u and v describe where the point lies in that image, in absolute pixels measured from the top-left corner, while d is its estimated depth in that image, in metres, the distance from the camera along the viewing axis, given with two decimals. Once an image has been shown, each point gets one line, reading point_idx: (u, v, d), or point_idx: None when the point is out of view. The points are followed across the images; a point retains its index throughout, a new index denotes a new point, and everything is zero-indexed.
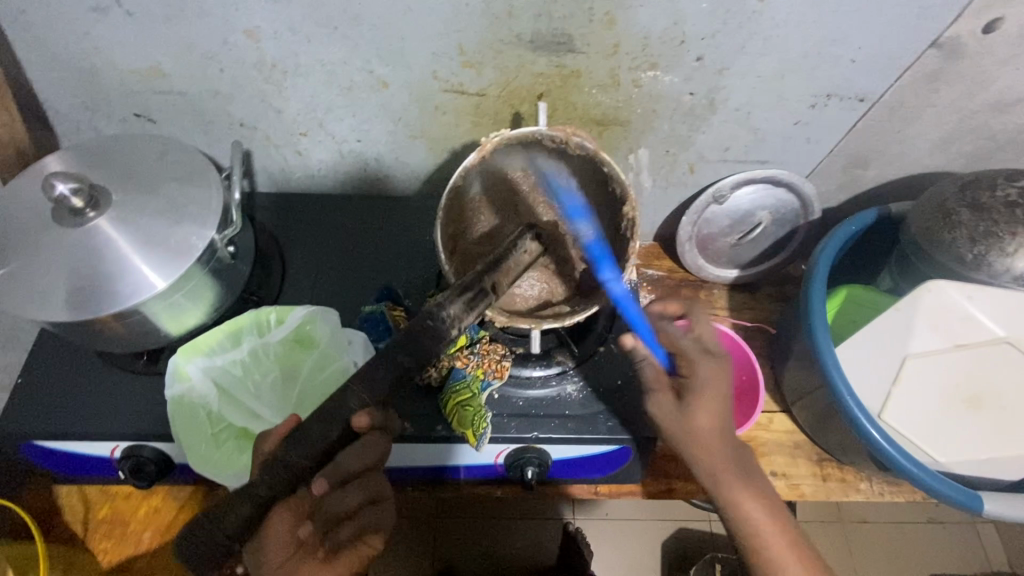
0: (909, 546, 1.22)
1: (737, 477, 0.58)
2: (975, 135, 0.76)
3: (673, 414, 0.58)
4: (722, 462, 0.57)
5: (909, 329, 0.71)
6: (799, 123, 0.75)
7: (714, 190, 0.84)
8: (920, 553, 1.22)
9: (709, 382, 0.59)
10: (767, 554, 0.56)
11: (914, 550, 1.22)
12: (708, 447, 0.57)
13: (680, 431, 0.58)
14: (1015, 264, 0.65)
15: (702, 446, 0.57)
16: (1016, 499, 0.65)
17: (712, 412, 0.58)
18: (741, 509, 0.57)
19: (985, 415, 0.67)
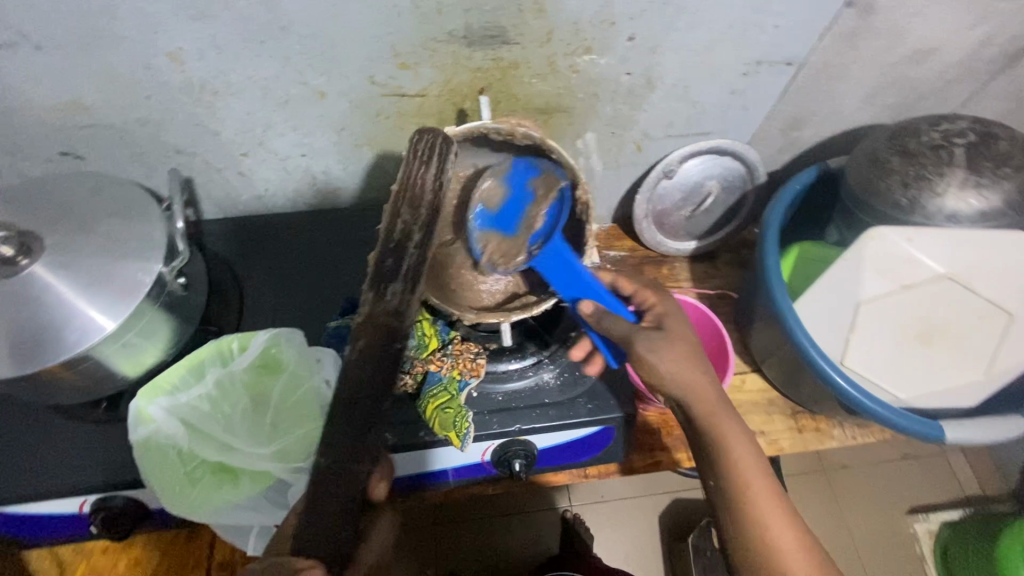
0: (886, 483, 1.30)
1: (730, 417, 0.59)
2: (898, 86, 0.80)
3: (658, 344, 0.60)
4: (697, 382, 0.59)
5: (859, 278, 0.73)
6: (735, 92, 0.77)
7: (664, 165, 0.86)
8: (898, 489, 1.30)
9: (675, 316, 0.64)
10: (751, 499, 0.56)
11: (892, 486, 1.30)
12: (689, 375, 0.59)
13: (669, 362, 0.59)
14: (945, 203, 0.68)
15: (677, 372, 0.59)
16: (974, 423, 0.69)
17: (677, 343, 0.61)
18: (731, 443, 0.58)
19: (934, 346, 0.71)
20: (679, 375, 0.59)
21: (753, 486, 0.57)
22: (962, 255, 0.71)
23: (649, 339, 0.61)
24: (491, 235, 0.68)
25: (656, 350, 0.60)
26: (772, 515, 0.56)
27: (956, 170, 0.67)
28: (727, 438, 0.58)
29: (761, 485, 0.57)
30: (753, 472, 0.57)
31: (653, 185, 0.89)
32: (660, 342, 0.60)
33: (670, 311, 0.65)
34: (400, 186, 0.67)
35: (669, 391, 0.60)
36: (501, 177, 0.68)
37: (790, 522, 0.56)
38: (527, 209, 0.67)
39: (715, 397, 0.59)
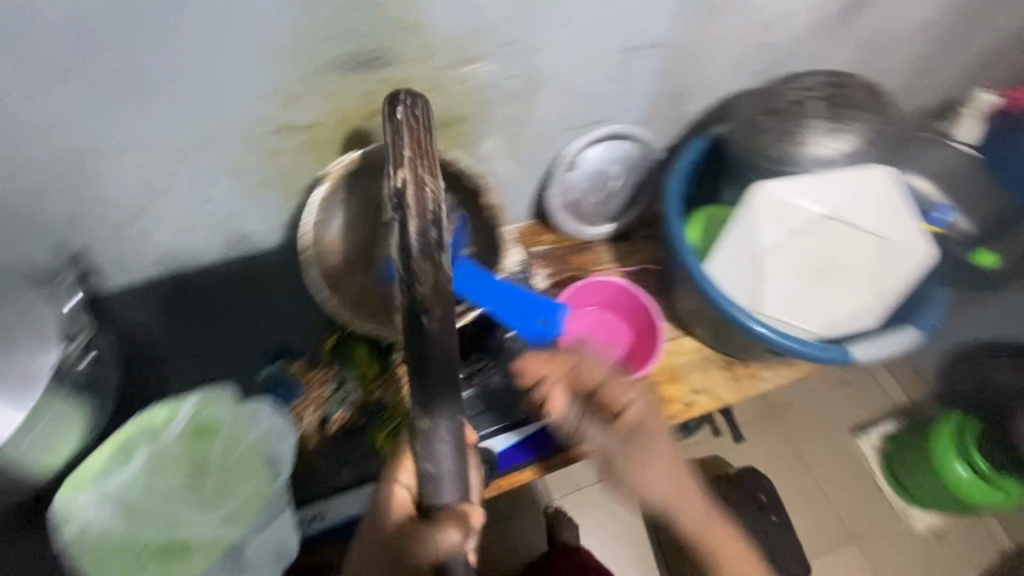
0: (824, 410, 1.42)
1: (705, 509, 0.67)
2: (757, 53, 0.88)
3: (633, 467, 0.65)
4: (677, 492, 0.66)
5: (756, 231, 0.78)
6: (615, 80, 0.82)
7: (564, 158, 0.91)
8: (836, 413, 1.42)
9: (649, 418, 0.67)
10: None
11: (830, 412, 1.42)
12: (670, 489, 0.66)
13: (650, 483, 0.65)
14: (810, 152, 0.76)
15: (659, 488, 0.65)
16: (878, 339, 0.76)
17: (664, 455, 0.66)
18: (708, 534, 0.67)
19: (828, 280, 0.77)
20: (661, 490, 0.65)
21: (734, 566, 0.66)
22: (836, 195, 0.77)
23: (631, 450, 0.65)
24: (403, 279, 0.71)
25: (635, 474, 0.65)
26: None
27: (815, 120, 0.75)
28: (708, 534, 0.67)
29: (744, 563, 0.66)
30: (734, 552, 0.67)
31: (559, 177, 0.93)
32: (641, 465, 0.65)
33: (644, 417, 0.66)
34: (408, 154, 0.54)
35: (654, 502, 0.67)
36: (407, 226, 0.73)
37: None
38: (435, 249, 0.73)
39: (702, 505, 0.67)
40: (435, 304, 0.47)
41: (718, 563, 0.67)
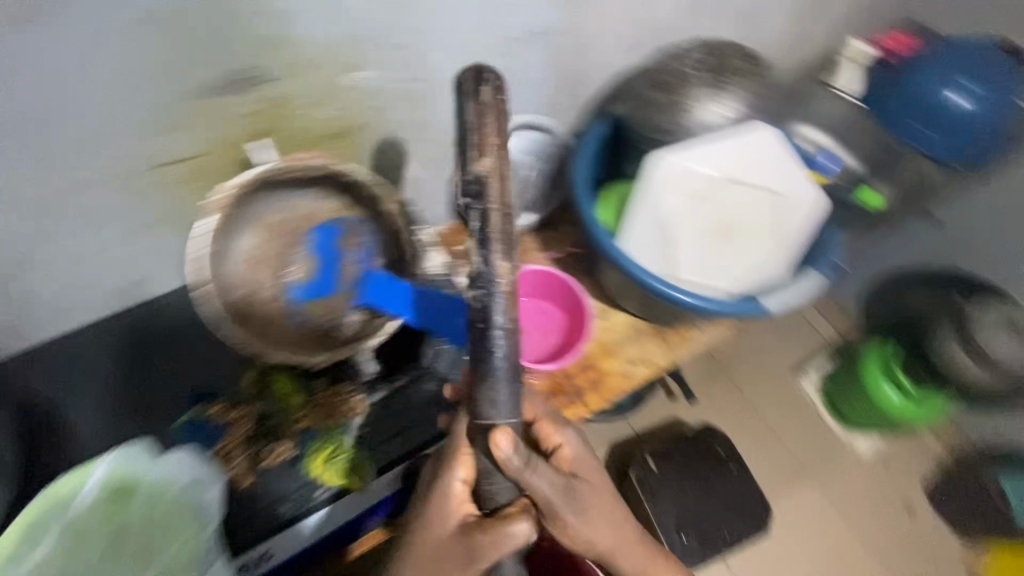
0: (764, 357, 1.51)
1: (645, 550, 0.69)
2: (644, 31, 0.90)
3: (577, 519, 0.61)
4: (617, 537, 0.65)
5: (659, 201, 0.79)
6: (508, 69, 0.82)
7: (471, 152, 0.91)
8: (775, 358, 1.51)
9: (584, 464, 0.64)
10: None
11: (769, 358, 1.51)
12: (613, 534, 0.65)
13: (591, 532, 0.62)
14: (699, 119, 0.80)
15: (600, 537, 0.64)
16: (783, 288, 0.81)
17: (604, 519, 0.63)
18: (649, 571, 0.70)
19: (732, 237, 0.81)
20: (602, 536, 0.64)
21: None
22: (732, 156, 0.78)
23: (575, 517, 0.60)
24: (315, 301, 0.75)
25: (577, 525, 0.61)
26: None
27: (696, 89, 0.79)
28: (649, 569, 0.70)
29: None
30: None
31: (470, 172, 0.94)
32: (582, 517, 0.61)
33: (579, 459, 0.63)
34: (492, 143, 0.56)
35: (596, 553, 0.65)
36: (309, 248, 0.74)
37: None
38: (340, 267, 0.75)
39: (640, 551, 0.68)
40: (498, 318, 0.52)
41: None
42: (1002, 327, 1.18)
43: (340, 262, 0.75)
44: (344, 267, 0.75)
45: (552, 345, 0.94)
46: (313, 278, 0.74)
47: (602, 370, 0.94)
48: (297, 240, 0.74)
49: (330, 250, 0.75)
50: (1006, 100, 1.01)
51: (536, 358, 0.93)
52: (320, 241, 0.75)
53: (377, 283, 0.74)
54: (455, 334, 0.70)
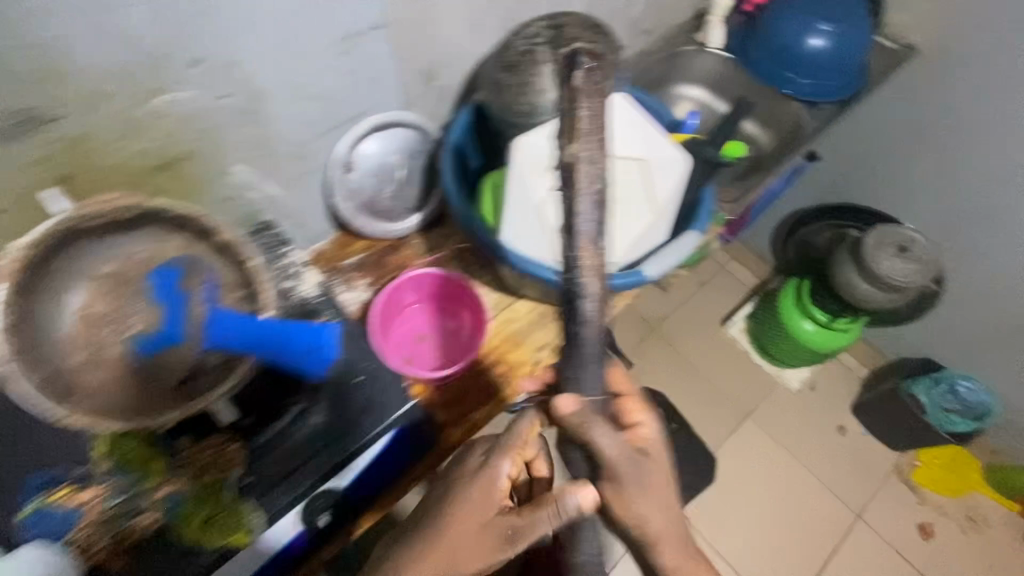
0: (696, 307, 1.99)
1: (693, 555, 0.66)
2: (488, 11, 0.87)
3: (631, 494, 0.61)
4: (666, 531, 0.63)
5: (528, 185, 0.77)
6: (349, 70, 0.77)
7: (336, 161, 0.88)
8: (704, 310, 1.99)
9: (655, 446, 0.64)
10: None
11: (701, 312, 1.99)
12: (664, 526, 0.63)
13: (644, 515, 0.62)
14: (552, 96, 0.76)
15: (652, 520, 0.62)
16: (665, 251, 0.81)
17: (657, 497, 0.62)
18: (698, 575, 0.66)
19: (610, 210, 0.79)
20: (653, 519, 0.62)
21: None
22: (591, 131, 0.77)
23: (635, 493, 0.61)
24: (160, 357, 0.64)
25: (632, 502, 0.61)
26: None
27: (544, 66, 0.75)
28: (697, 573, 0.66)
29: None
30: None
31: (341, 182, 0.90)
32: (642, 493, 0.61)
33: (653, 433, 0.65)
34: (582, 129, 0.51)
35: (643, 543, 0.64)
36: (148, 296, 0.64)
37: None
38: (186, 312, 0.64)
39: (680, 542, 0.65)
40: (589, 301, 0.54)
41: None
42: (893, 254, 1.51)
43: (185, 307, 0.65)
44: (191, 312, 0.65)
45: (457, 343, 0.93)
46: (154, 330, 0.64)
47: (512, 361, 0.92)
48: (132, 289, 0.63)
49: (172, 293, 0.64)
50: (850, 36, 1.27)
51: (443, 358, 0.92)
52: (161, 286, 0.64)
53: (233, 322, 0.66)
54: (316, 364, 0.73)
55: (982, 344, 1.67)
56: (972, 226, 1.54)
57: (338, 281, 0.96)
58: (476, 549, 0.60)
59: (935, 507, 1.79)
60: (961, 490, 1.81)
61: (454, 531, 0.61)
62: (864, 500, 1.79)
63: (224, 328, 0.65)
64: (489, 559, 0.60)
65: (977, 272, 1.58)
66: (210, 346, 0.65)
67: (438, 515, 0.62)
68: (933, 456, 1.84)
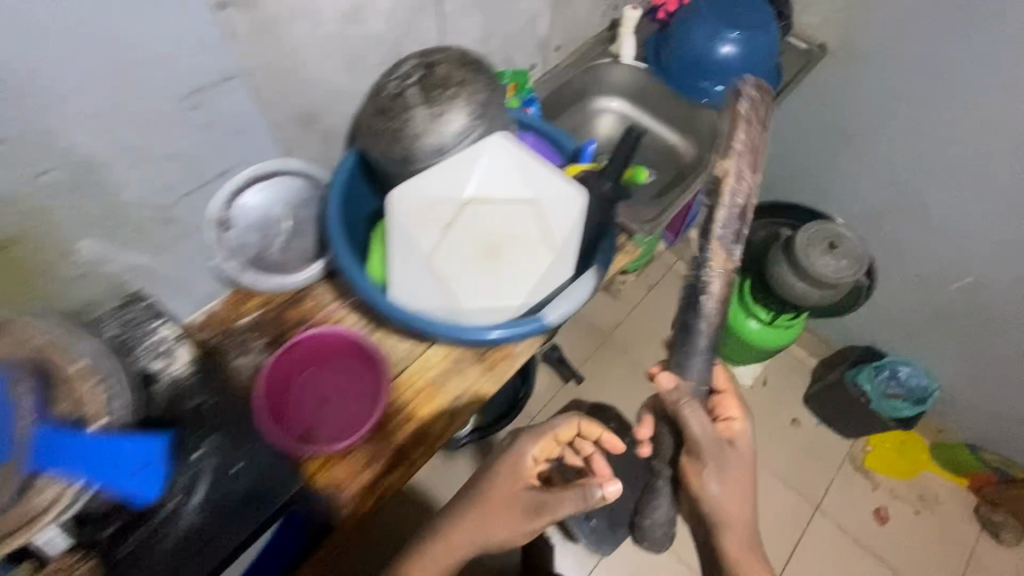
0: (650, 315, 1.94)
1: (749, 550, 0.77)
2: (366, 47, 0.80)
3: (716, 474, 0.76)
4: (741, 501, 0.77)
5: (412, 239, 0.72)
6: (205, 125, 0.69)
7: (211, 221, 0.81)
8: (657, 317, 1.94)
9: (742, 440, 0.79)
10: None
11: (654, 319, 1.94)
12: (737, 512, 0.76)
13: (728, 493, 0.75)
14: (429, 139, 0.70)
15: (726, 507, 0.76)
16: (565, 295, 0.78)
17: (727, 478, 0.76)
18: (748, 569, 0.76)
19: (505, 255, 0.75)
20: (733, 505, 0.76)
21: None
22: (474, 176, 0.71)
23: (714, 471, 0.76)
24: None
25: (713, 479, 0.76)
26: None
27: (416, 109, 0.69)
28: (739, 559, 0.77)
29: None
30: None
31: (219, 240, 0.83)
32: (717, 476, 0.76)
33: (742, 433, 0.80)
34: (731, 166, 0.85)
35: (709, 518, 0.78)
36: None
37: None
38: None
39: (742, 528, 0.77)
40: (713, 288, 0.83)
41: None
42: (824, 251, 1.52)
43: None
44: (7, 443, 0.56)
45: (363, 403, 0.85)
46: None
47: (424, 417, 0.86)
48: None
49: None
50: (761, 41, 1.25)
51: (342, 425, 0.83)
52: None
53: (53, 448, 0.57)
54: (151, 485, 0.63)
55: (920, 330, 1.67)
56: (900, 216, 1.54)
57: (233, 343, 0.89)
58: (508, 515, 0.74)
59: (889, 491, 1.80)
60: (911, 471, 1.83)
61: (490, 503, 0.75)
62: (822, 492, 1.78)
63: (45, 451, 0.56)
64: (518, 525, 0.74)
65: (908, 259, 1.58)
66: (33, 472, 0.55)
67: (473, 491, 0.78)
68: (883, 440, 1.85)
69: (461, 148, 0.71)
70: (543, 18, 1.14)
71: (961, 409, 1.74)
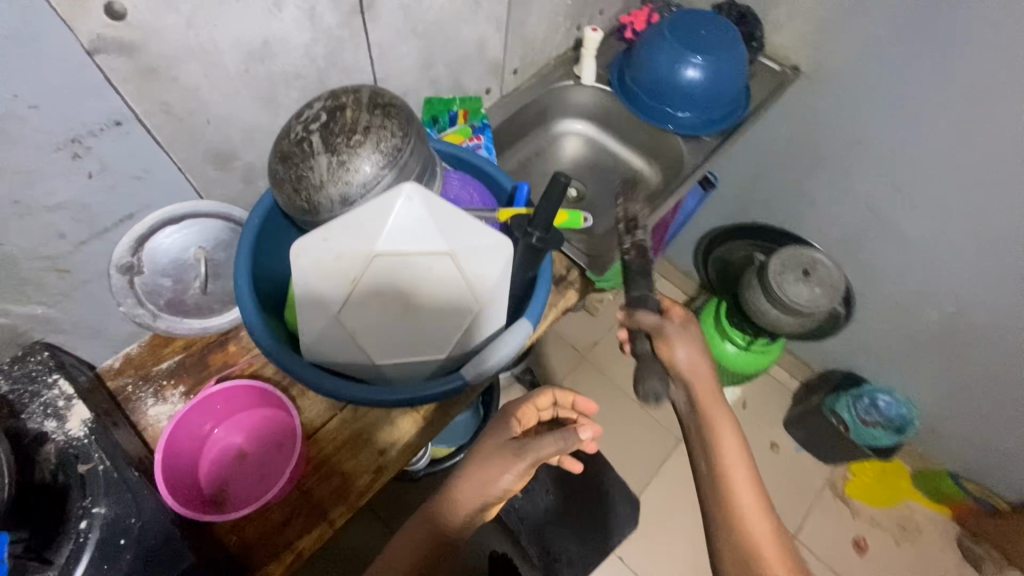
0: None
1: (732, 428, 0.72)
2: (280, 83, 0.75)
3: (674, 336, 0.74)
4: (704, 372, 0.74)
5: (320, 293, 0.69)
6: (94, 172, 0.65)
7: (116, 268, 0.75)
8: None
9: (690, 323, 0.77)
10: (731, 480, 0.70)
11: None
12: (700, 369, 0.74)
13: (690, 358, 0.73)
14: (330, 191, 0.65)
15: (690, 363, 0.73)
16: (491, 348, 0.74)
17: (690, 342, 0.74)
18: (721, 440, 0.71)
19: (420, 308, 0.71)
20: (694, 367, 0.73)
21: (732, 479, 0.70)
22: (382, 228, 0.67)
23: (677, 337, 0.74)
24: None
25: (675, 342, 0.74)
26: (750, 504, 0.69)
27: (318, 157, 0.64)
28: (721, 442, 0.71)
29: (740, 486, 0.70)
30: (736, 462, 0.70)
31: (129, 288, 0.78)
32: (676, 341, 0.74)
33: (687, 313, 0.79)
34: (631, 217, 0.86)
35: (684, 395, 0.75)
36: None
37: (762, 517, 0.68)
38: None
39: (712, 384, 0.74)
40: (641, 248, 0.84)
41: (720, 461, 0.71)
42: (797, 279, 1.40)
43: None
44: None
45: (283, 455, 0.82)
46: None
47: (347, 472, 0.81)
48: None
49: None
50: (726, 66, 1.16)
51: (256, 488, 0.81)
52: None
53: None
54: None
55: (896, 360, 1.58)
56: (872, 242, 1.45)
57: (150, 390, 0.84)
58: (500, 460, 0.72)
59: (868, 519, 1.68)
60: (893, 500, 1.70)
61: (486, 450, 0.74)
62: (800, 523, 1.67)
63: None
64: (510, 470, 0.70)
65: (884, 287, 1.49)
66: None
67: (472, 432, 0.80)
68: (865, 468, 1.72)
69: (369, 199, 0.66)
70: (494, 42, 1.09)
71: (945, 441, 1.62)
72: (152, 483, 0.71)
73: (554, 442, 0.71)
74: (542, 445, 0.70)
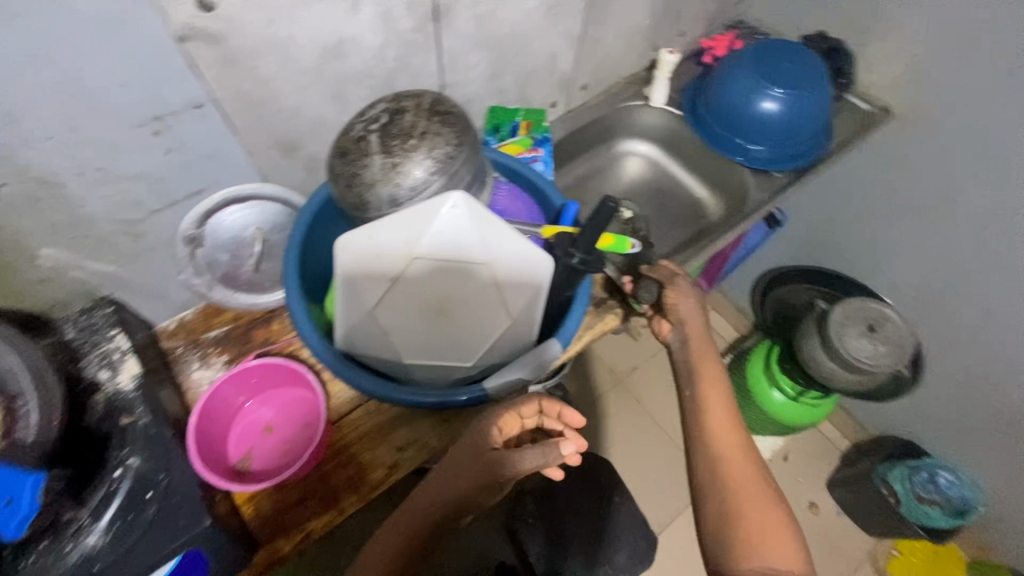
0: None
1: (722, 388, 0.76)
2: (350, 82, 0.79)
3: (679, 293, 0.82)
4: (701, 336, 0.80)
5: (359, 290, 0.72)
6: (171, 148, 0.69)
7: (182, 238, 0.81)
8: None
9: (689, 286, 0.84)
10: (714, 428, 0.72)
11: None
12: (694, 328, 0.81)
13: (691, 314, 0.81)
14: (380, 191, 0.66)
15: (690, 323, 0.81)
16: (521, 362, 0.73)
17: (692, 297, 0.82)
18: (708, 392, 0.75)
19: (453, 313, 0.73)
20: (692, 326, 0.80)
21: (715, 425, 0.72)
22: (424, 233, 0.69)
23: (679, 292, 0.82)
24: None
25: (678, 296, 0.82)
26: (731, 448, 0.70)
27: (373, 157, 0.66)
28: (706, 392, 0.75)
29: (721, 426, 0.72)
30: (722, 415, 0.73)
31: (191, 256, 0.85)
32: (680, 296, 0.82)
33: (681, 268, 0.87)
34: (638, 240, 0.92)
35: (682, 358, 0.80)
36: None
37: (746, 460, 0.69)
38: None
39: (708, 344, 0.80)
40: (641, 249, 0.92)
41: (706, 407, 0.74)
42: (860, 333, 1.30)
43: None
44: None
45: (307, 436, 0.85)
46: None
47: (364, 462, 0.82)
48: None
49: None
50: (807, 103, 1.09)
51: (275, 464, 0.84)
52: None
53: None
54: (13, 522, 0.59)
55: (964, 438, 1.44)
56: (950, 305, 1.33)
57: (196, 355, 0.89)
58: (473, 460, 0.65)
59: None
60: None
61: (460, 447, 0.68)
62: None
63: None
64: (484, 473, 0.64)
65: (959, 357, 1.36)
66: None
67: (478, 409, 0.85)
68: (912, 550, 1.57)
69: (415, 203, 0.68)
70: (567, 56, 1.09)
71: (1011, 536, 1.45)
72: (183, 445, 0.75)
73: (534, 454, 0.63)
74: (521, 459, 0.62)
